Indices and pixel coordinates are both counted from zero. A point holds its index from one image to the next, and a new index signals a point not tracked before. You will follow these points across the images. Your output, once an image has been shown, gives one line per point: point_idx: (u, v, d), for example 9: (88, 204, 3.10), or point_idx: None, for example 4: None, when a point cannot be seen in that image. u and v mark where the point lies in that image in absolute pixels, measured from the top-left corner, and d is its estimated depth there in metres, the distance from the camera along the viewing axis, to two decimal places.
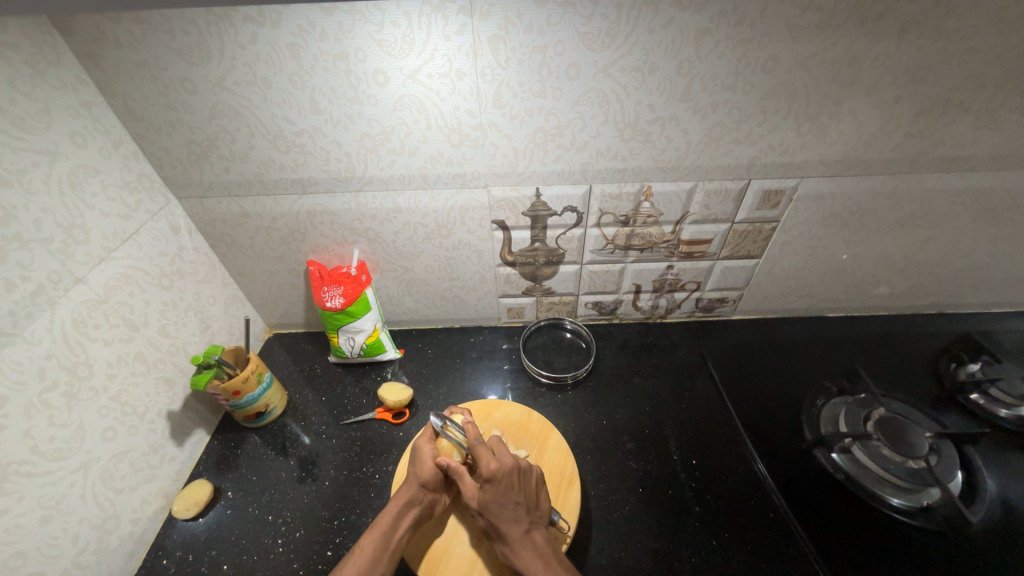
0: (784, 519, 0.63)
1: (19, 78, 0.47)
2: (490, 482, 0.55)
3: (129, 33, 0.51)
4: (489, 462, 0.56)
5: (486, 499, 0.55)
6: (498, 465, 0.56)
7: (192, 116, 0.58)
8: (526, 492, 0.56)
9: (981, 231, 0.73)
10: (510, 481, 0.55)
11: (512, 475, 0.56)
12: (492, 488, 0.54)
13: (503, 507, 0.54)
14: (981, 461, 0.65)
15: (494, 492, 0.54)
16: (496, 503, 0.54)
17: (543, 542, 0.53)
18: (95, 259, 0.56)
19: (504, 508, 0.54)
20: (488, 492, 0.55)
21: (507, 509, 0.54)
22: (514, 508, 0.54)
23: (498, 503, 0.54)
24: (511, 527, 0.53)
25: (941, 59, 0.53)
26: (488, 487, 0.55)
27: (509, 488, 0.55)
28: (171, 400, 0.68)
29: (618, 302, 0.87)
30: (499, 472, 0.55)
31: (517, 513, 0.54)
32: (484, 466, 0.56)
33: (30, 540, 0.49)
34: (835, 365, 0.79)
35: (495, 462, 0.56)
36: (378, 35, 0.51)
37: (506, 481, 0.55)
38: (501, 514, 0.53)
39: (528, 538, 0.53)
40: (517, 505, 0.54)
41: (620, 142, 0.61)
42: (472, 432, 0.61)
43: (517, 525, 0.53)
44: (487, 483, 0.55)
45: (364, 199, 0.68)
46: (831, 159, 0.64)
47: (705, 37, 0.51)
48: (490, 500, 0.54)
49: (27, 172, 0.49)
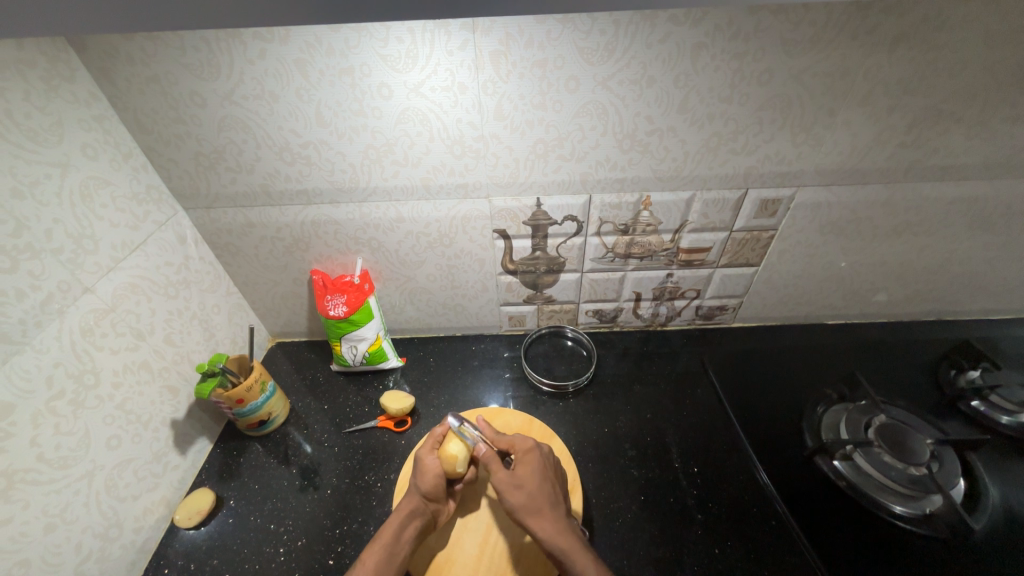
0: (786, 527, 0.63)
1: (35, 93, 0.49)
2: (530, 456, 0.59)
3: (142, 50, 0.52)
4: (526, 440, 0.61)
5: (525, 473, 0.57)
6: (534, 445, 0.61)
7: (201, 128, 0.60)
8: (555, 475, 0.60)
9: (976, 239, 0.74)
10: (546, 460, 0.60)
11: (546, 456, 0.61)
12: (532, 461, 0.58)
13: (544, 480, 0.57)
14: (983, 469, 0.65)
15: (536, 464, 0.58)
16: (539, 475, 0.57)
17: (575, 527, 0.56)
18: (104, 268, 0.57)
19: (544, 482, 0.57)
20: (529, 464, 0.58)
21: (546, 484, 0.57)
22: (551, 486, 0.57)
23: (539, 476, 0.57)
24: (552, 502, 0.56)
25: (931, 71, 0.54)
26: (528, 460, 0.58)
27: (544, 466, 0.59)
28: (175, 408, 0.69)
29: (619, 310, 0.87)
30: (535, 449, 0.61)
31: (553, 491, 0.57)
32: (522, 443, 0.61)
33: (35, 549, 0.49)
34: (835, 373, 0.79)
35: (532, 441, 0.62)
36: (382, 51, 0.52)
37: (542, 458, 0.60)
38: (542, 487, 0.56)
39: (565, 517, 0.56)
40: (553, 485, 0.58)
41: (619, 152, 0.63)
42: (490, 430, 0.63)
43: (555, 501, 0.56)
44: (528, 457, 0.59)
45: (367, 209, 0.69)
46: (827, 168, 0.65)
47: (701, 51, 0.53)
48: (531, 472, 0.57)
49: (39, 184, 0.50)
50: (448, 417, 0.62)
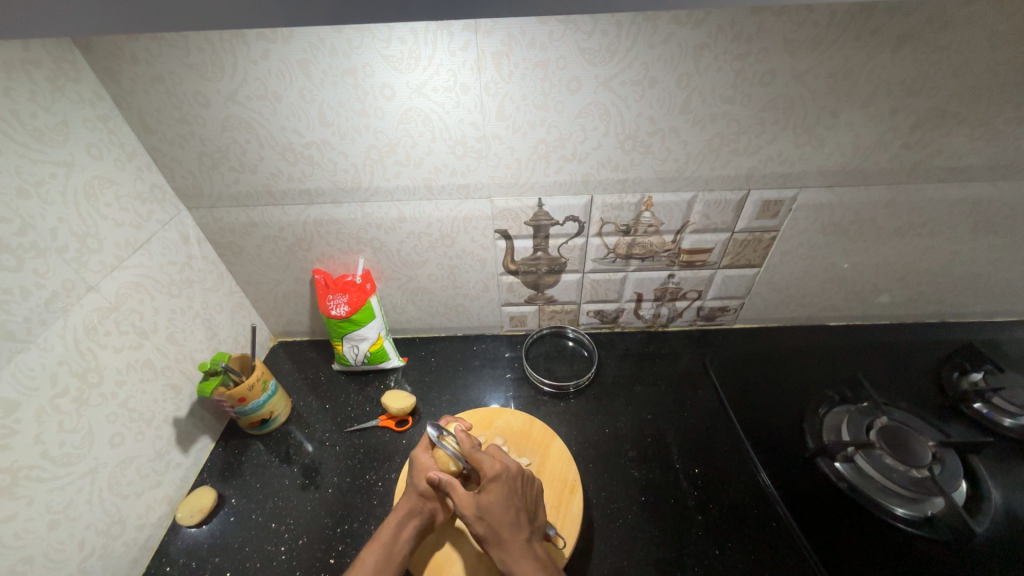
0: (787, 529, 0.63)
1: (40, 93, 0.49)
2: (494, 483, 0.54)
3: (146, 50, 0.52)
4: (493, 463, 0.56)
5: (485, 503, 0.53)
6: (503, 467, 0.55)
7: (204, 128, 0.60)
8: (524, 498, 0.55)
9: (980, 240, 0.74)
10: (514, 484, 0.55)
11: (515, 479, 0.56)
12: (495, 490, 0.53)
13: (506, 510, 0.53)
14: (986, 471, 0.65)
15: (497, 493, 0.53)
16: (499, 506, 0.53)
17: (544, 554, 0.52)
18: (108, 267, 0.57)
19: (506, 511, 0.53)
20: (490, 493, 0.53)
21: (509, 513, 0.53)
22: (516, 514, 0.53)
23: (500, 506, 0.53)
24: (513, 534, 0.52)
25: (935, 72, 0.54)
26: (491, 489, 0.54)
27: (512, 491, 0.54)
28: (178, 407, 0.69)
29: (620, 311, 0.87)
30: (503, 472, 0.55)
31: (517, 520, 0.53)
32: (488, 466, 0.55)
33: (38, 545, 0.50)
34: (837, 374, 0.79)
35: (499, 464, 0.56)
36: (385, 51, 0.52)
37: (509, 482, 0.55)
38: (502, 518, 0.52)
39: (529, 547, 0.52)
40: (518, 512, 0.54)
41: (621, 153, 0.63)
42: (467, 442, 0.59)
43: (516, 533, 0.52)
44: (490, 484, 0.54)
45: (369, 209, 0.69)
46: (829, 170, 0.65)
47: (704, 52, 0.53)
48: (491, 503, 0.53)
49: (44, 183, 0.50)
50: (427, 427, 0.62)
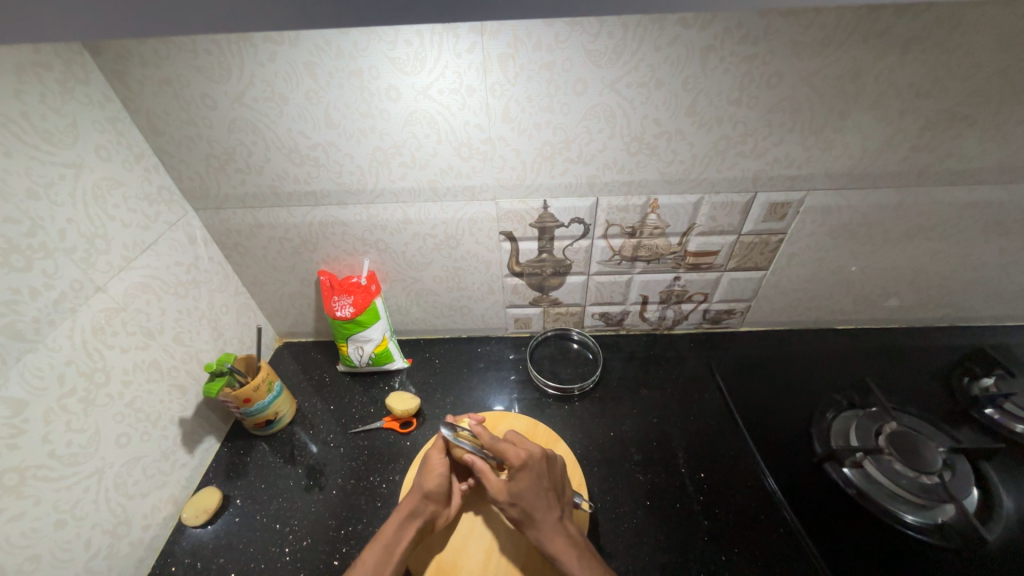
0: (795, 535, 0.62)
1: (50, 96, 0.50)
2: (522, 471, 0.55)
3: (155, 53, 0.53)
4: (517, 451, 0.56)
5: (517, 489, 0.54)
6: (528, 454, 0.56)
7: (211, 130, 0.60)
8: (552, 480, 0.56)
9: (991, 243, 0.73)
10: (541, 468, 0.56)
11: (541, 463, 0.56)
12: (525, 477, 0.54)
13: (537, 494, 0.54)
14: (998, 479, 0.63)
15: (527, 480, 0.54)
16: (531, 491, 0.54)
17: (574, 529, 0.54)
18: (115, 268, 0.58)
19: (537, 495, 0.54)
20: (520, 480, 0.54)
21: (540, 496, 0.54)
22: (546, 496, 0.54)
23: (531, 491, 0.54)
24: (545, 514, 0.53)
25: (946, 74, 0.54)
26: (521, 476, 0.55)
27: (540, 475, 0.56)
28: (183, 407, 0.69)
29: (625, 313, 0.87)
30: (529, 459, 0.56)
31: (548, 500, 0.54)
32: (513, 455, 0.56)
33: (45, 544, 0.50)
34: (846, 378, 0.78)
35: (524, 452, 0.57)
36: (391, 53, 0.52)
37: (537, 467, 0.56)
38: (535, 502, 0.54)
39: (560, 524, 0.53)
40: (548, 492, 0.55)
41: (627, 155, 0.62)
42: (486, 434, 0.60)
43: (548, 512, 0.53)
44: (519, 472, 0.55)
45: (375, 210, 0.69)
46: (838, 171, 0.64)
47: (710, 54, 0.52)
48: (523, 489, 0.54)
49: (53, 185, 0.50)
50: (441, 426, 0.61)
